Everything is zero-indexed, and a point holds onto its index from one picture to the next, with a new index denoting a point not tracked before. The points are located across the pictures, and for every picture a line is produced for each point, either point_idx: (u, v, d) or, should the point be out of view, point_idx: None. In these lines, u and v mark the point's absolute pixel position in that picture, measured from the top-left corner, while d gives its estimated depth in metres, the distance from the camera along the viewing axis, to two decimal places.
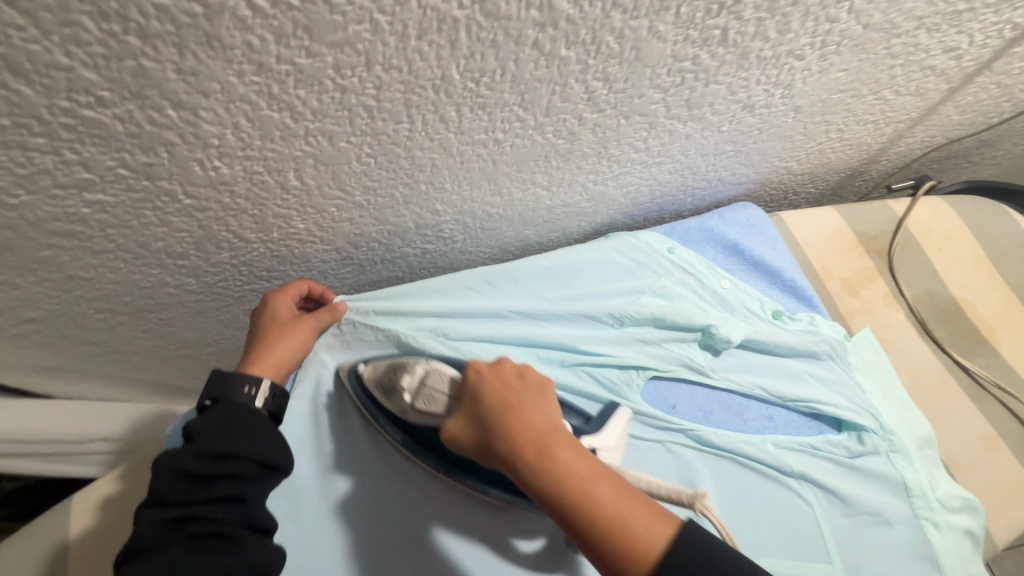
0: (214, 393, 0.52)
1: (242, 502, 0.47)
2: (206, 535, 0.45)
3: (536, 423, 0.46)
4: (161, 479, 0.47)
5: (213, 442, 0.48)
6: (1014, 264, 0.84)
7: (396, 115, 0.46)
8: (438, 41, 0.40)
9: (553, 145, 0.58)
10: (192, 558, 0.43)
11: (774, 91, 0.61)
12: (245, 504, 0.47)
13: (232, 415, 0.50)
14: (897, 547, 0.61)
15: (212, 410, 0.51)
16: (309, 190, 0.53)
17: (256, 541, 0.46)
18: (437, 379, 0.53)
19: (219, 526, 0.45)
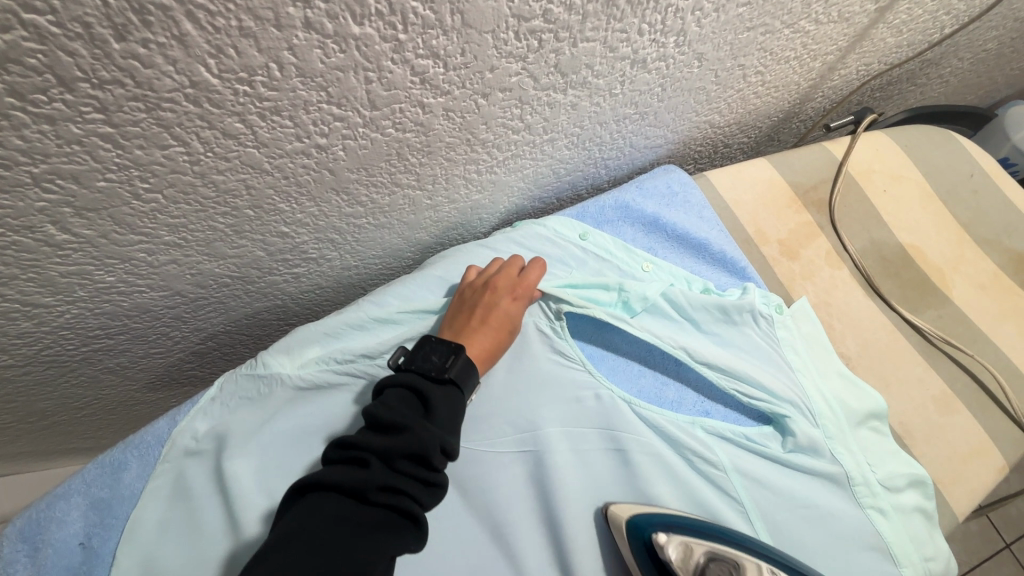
0: (412, 357, 0.51)
1: (404, 463, 0.43)
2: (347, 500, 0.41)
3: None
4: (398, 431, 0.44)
5: (405, 415, 0.46)
6: (964, 198, 0.77)
7: (155, 139, 0.35)
8: (158, 39, 0.29)
9: (402, 140, 0.47)
10: (350, 518, 0.40)
11: (665, 40, 0.50)
12: (403, 464, 0.43)
13: (441, 368, 0.50)
14: (846, 542, 0.54)
15: (399, 380, 0.49)
16: (89, 240, 0.42)
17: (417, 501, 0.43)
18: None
19: (379, 485, 0.42)
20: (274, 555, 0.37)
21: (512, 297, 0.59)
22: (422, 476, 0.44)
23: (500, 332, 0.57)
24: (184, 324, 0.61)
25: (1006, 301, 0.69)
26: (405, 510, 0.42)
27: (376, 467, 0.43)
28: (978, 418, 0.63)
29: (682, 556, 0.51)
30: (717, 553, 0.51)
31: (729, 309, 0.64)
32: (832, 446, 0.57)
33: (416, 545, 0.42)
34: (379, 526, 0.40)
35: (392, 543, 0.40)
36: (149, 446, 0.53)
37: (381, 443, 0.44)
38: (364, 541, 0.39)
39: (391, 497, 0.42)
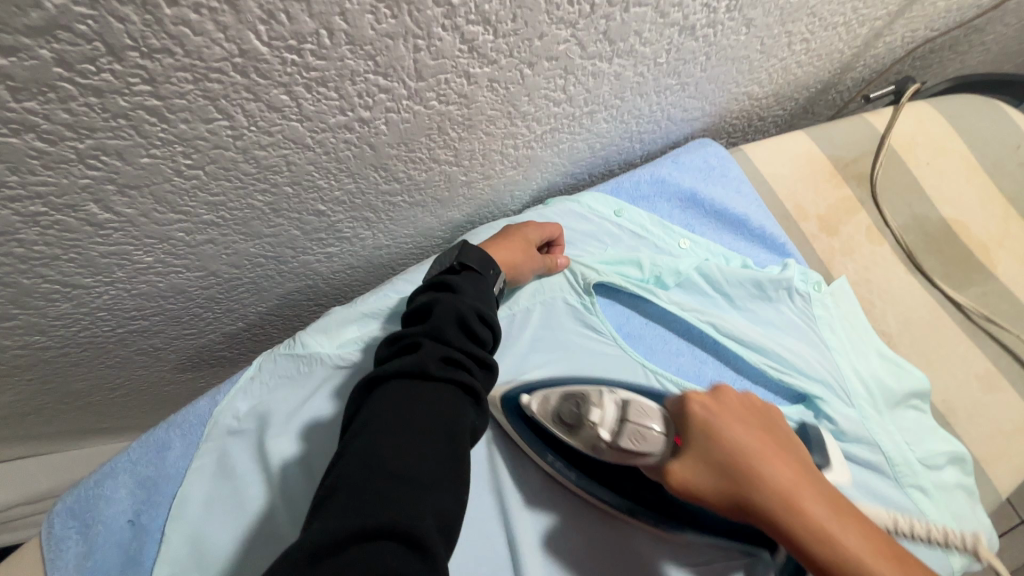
0: (431, 273, 0.53)
1: (454, 334, 0.44)
2: (408, 376, 0.40)
3: (772, 477, 0.40)
4: (443, 311, 0.46)
5: (439, 301, 0.47)
6: (1009, 171, 0.74)
7: (200, 112, 0.34)
8: (210, 3, 0.28)
9: (445, 113, 0.45)
10: (416, 388, 0.40)
11: (716, 5, 0.48)
12: (455, 335, 0.44)
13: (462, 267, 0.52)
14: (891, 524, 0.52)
15: (425, 287, 0.51)
16: (130, 219, 0.41)
17: (475, 372, 0.44)
18: (640, 414, 0.44)
19: (437, 353, 0.42)
20: (354, 440, 0.37)
21: (531, 222, 0.61)
22: (473, 352, 0.44)
23: (523, 245, 0.58)
24: (217, 304, 0.61)
25: None
26: (466, 385, 0.42)
27: (429, 343, 0.43)
28: (1022, 397, 0.62)
29: (540, 411, 0.48)
30: (568, 391, 0.48)
31: (769, 288, 0.63)
32: (870, 428, 0.56)
33: (481, 420, 0.42)
34: (448, 395, 0.40)
35: (462, 411, 0.40)
36: (192, 425, 0.53)
37: (427, 325, 0.44)
38: (436, 412, 0.39)
39: (451, 368, 0.42)
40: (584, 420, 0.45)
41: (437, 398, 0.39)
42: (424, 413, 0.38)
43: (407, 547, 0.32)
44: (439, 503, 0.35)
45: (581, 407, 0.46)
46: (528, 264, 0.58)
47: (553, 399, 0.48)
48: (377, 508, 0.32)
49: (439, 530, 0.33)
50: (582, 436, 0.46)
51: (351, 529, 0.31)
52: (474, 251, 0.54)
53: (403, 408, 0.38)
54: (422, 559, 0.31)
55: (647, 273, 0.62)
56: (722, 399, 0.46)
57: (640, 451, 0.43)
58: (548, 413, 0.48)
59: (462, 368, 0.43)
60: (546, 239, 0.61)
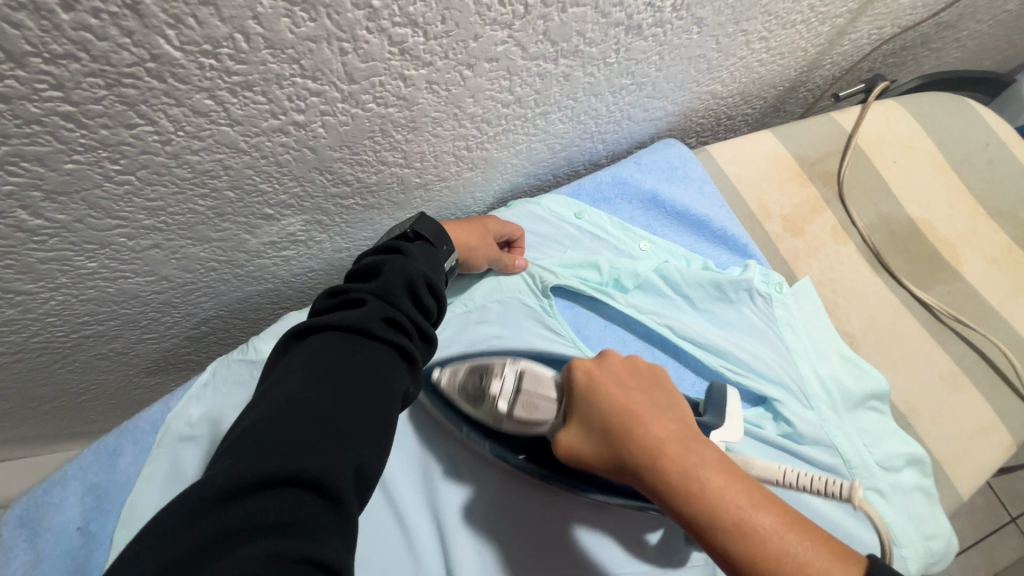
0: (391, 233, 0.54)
1: (400, 300, 0.46)
2: (348, 334, 0.43)
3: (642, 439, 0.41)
4: (394, 276, 0.47)
5: (391, 264, 0.48)
6: (977, 168, 0.73)
7: (120, 118, 0.34)
8: (111, 9, 0.28)
9: (386, 116, 0.45)
10: (354, 348, 0.42)
11: (661, 4, 0.48)
12: (400, 302, 0.46)
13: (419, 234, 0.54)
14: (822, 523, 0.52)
15: (380, 245, 0.52)
16: (64, 225, 0.41)
17: (416, 340, 0.46)
18: (534, 382, 0.48)
19: (381, 317, 0.44)
20: (286, 387, 0.39)
21: (496, 217, 0.62)
22: (415, 320, 0.46)
23: (479, 233, 0.59)
24: (175, 309, 0.60)
25: (1018, 275, 0.67)
26: (403, 349, 0.44)
27: (375, 304, 0.45)
28: (986, 397, 0.61)
29: (448, 380, 0.50)
30: (474, 364, 0.50)
31: (729, 290, 0.62)
32: (827, 430, 0.56)
33: (413, 385, 0.45)
34: (384, 357, 0.42)
35: (394, 375, 0.42)
36: (144, 432, 0.53)
37: (377, 286, 0.46)
38: (370, 374, 0.41)
39: (392, 332, 0.44)
40: (487, 390, 0.48)
41: (373, 358, 0.42)
42: (358, 373, 0.41)
43: (321, 498, 0.34)
44: (361, 457, 0.37)
45: (484, 377, 0.49)
46: (483, 252, 0.58)
47: (458, 373, 0.50)
48: (300, 459, 0.35)
49: (354, 484, 0.36)
50: (484, 407, 0.48)
51: (269, 475, 0.34)
52: (432, 223, 0.55)
53: (338, 365, 0.40)
54: (334, 511, 0.35)
55: (606, 275, 0.62)
56: (606, 363, 0.47)
57: (538, 420, 0.47)
58: (455, 387, 0.50)
59: (402, 332, 0.45)
60: (506, 237, 0.62)
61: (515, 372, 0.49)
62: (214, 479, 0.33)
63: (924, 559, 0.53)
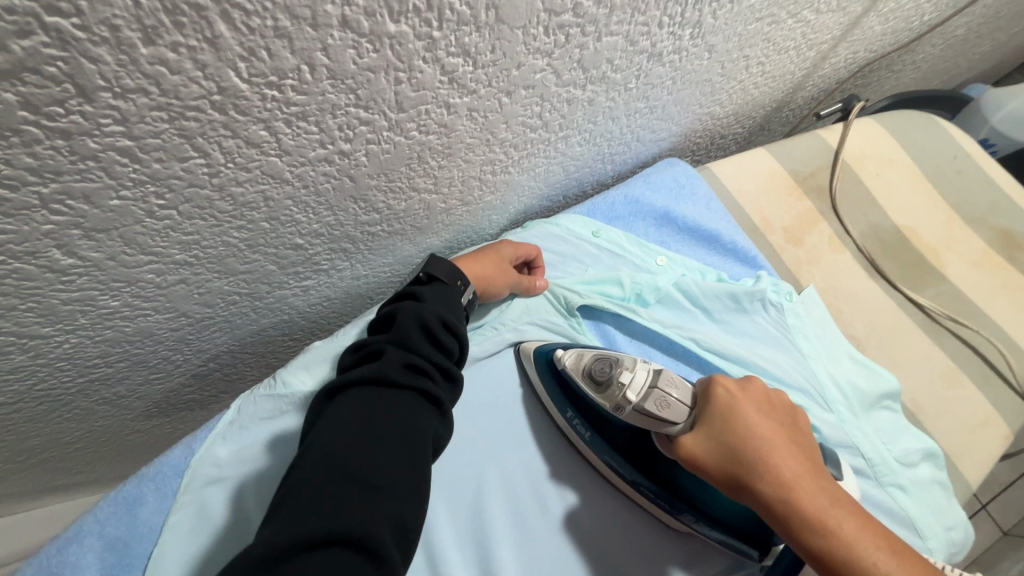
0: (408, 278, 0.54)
1: (417, 345, 0.46)
2: (371, 389, 0.43)
3: (785, 468, 0.42)
4: (408, 321, 0.47)
5: (404, 309, 0.48)
6: (950, 180, 0.79)
7: (175, 151, 0.33)
8: (188, 42, 0.27)
9: (425, 143, 0.45)
10: (379, 401, 0.42)
11: (681, 33, 0.50)
12: (417, 347, 0.45)
13: (431, 275, 0.53)
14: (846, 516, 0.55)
15: (397, 291, 0.52)
16: (96, 264, 0.38)
17: (440, 382, 0.46)
18: (669, 382, 0.47)
19: (399, 366, 0.44)
20: (315, 444, 0.39)
21: (508, 240, 0.61)
22: (436, 361, 0.46)
23: (495, 262, 0.58)
24: (188, 346, 0.58)
25: (998, 277, 0.73)
26: (428, 394, 0.44)
27: (392, 352, 0.44)
28: (983, 391, 0.65)
29: (573, 361, 0.52)
30: (604, 354, 0.52)
31: (745, 303, 0.64)
32: (848, 431, 0.58)
33: (443, 427, 0.44)
34: (408, 405, 0.42)
35: (421, 421, 0.42)
36: (167, 476, 0.50)
37: (392, 333, 0.46)
38: (395, 422, 0.41)
39: (414, 377, 0.44)
40: (616, 379, 0.49)
41: (398, 409, 0.42)
42: (384, 425, 0.40)
43: (361, 555, 0.34)
44: (396, 509, 0.37)
45: (615, 367, 0.50)
46: (500, 280, 0.58)
47: (587, 358, 0.52)
48: (334, 517, 0.35)
49: (393, 539, 0.36)
50: (609, 394, 0.49)
51: (304, 537, 0.33)
52: (442, 262, 0.54)
53: (364, 421, 0.40)
54: (376, 568, 0.34)
55: (628, 292, 0.63)
56: (749, 389, 0.47)
57: (662, 418, 0.46)
58: (581, 368, 0.52)
59: (424, 377, 0.45)
60: (521, 258, 0.62)
61: (649, 369, 0.49)
62: (254, 545, 0.33)
63: (947, 549, 0.56)
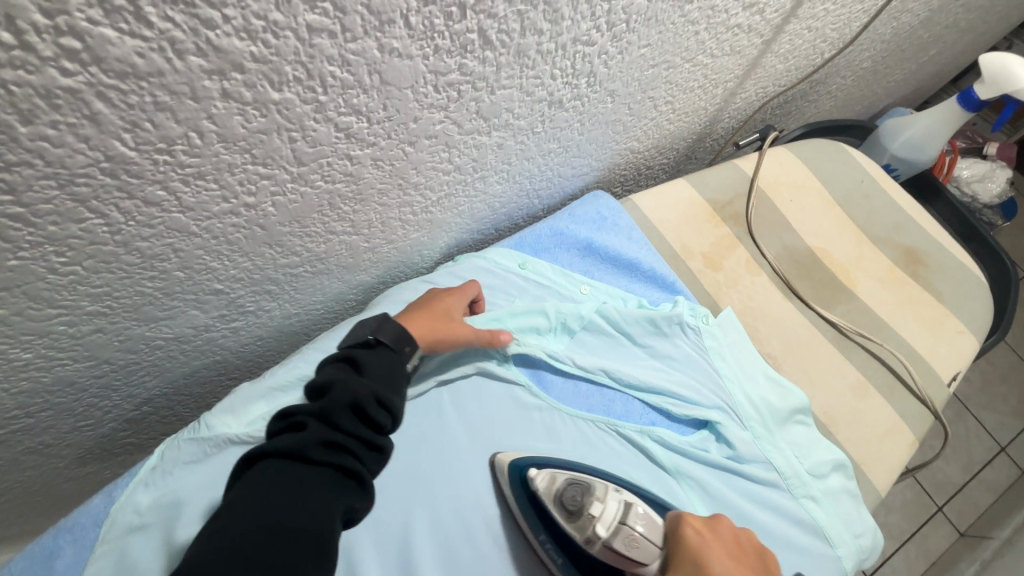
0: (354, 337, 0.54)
1: (342, 421, 0.46)
2: (289, 463, 0.44)
3: None
4: (340, 397, 0.47)
5: (338, 379, 0.49)
6: (857, 202, 0.85)
7: (70, 214, 0.35)
8: (67, 120, 0.29)
9: (333, 191, 0.48)
10: (295, 477, 0.43)
11: (577, 82, 0.54)
12: (342, 423, 0.46)
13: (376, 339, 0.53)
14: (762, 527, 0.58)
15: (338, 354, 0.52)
16: (2, 319, 0.40)
17: (365, 458, 0.47)
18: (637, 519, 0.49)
19: (320, 443, 0.45)
20: (224, 518, 0.41)
21: (451, 291, 0.61)
22: (361, 437, 0.47)
23: (441, 317, 0.58)
24: (115, 392, 0.58)
25: (901, 293, 0.78)
26: (346, 471, 0.45)
27: (315, 427, 0.46)
28: (890, 402, 0.70)
29: (547, 484, 0.53)
30: (578, 479, 0.53)
31: (664, 328, 0.68)
32: (761, 447, 0.62)
33: (363, 500, 0.46)
34: (323, 482, 0.44)
35: (336, 497, 0.43)
36: (85, 529, 0.50)
37: (316, 406, 0.47)
38: (308, 497, 0.42)
39: (333, 455, 0.45)
40: (586, 510, 0.51)
41: (314, 487, 0.43)
42: (297, 496, 0.42)
43: None
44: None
45: (587, 496, 0.52)
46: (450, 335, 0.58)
47: (559, 482, 0.53)
48: None
49: None
50: (579, 525, 0.51)
51: None
52: (389, 325, 0.54)
53: (276, 494, 0.42)
54: None
55: (552, 320, 0.66)
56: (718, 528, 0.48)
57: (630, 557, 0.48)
58: (553, 495, 0.52)
59: (345, 453, 0.46)
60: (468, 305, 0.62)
61: (620, 501, 0.51)
62: None
63: (857, 556, 0.60)
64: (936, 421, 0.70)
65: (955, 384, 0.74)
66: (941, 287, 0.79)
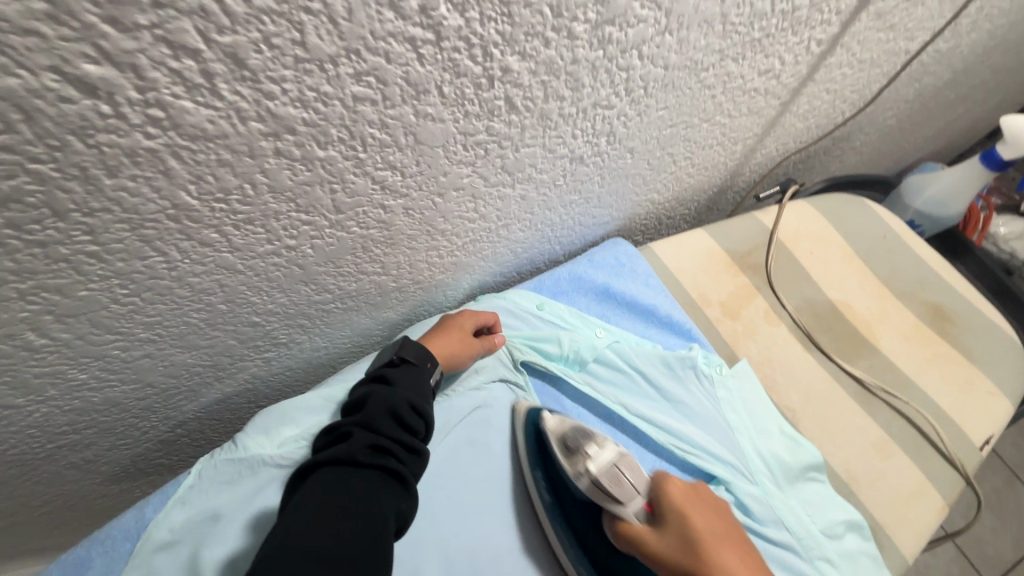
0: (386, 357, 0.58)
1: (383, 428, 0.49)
2: (339, 469, 0.46)
3: (700, 533, 0.51)
4: (377, 407, 0.50)
5: (372, 394, 0.52)
6: (879, 257, 0.85)
7: (136, 252, 0.39)
8: (144, 174, 0.34)
9: (366, 236, 0.52)
10: (348, 478, 0.45)
11: (597, 141, 0.58)
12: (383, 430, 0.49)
13: (405, 354, 0.57)
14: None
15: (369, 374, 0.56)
16: (65, 342, 0.44)
17: (409, 460, 0.49)
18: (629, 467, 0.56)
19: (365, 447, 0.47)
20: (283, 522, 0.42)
21: (464, 311, 0.65)
22: (402, 440, 0.49)
23: (457, 338, 0.62)
24: (154, 413, 0.62)
25: (927, 350, 0.77)
26: (393, 472, 0.47)
27: (357, 435, 0.48)
28: (917, 463, 0.67)
29: (556, 424, 0.59)
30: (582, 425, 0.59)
31: (678, 377, 0.68)
32: (773, 504, 0.61)
33: (410, 502, 0.48)
34: (374, 483, 0.45)
35: (387, 496, 0.45)
36: (116, 541, 0.53)
37: (357, 417, 0.50)
38: (362, 497, 0.44)
39: (378, 458, 0.47)
40: (584, 450, 0.56)
41: (368, 485, 0.45)
42: (353, 494, 0.44)
43: None
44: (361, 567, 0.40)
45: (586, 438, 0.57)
46: (466, 353, 0.62)
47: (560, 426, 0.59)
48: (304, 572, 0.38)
49: None
50: (575, 460, 0.56)
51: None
52: (413, 344, 0.58)
53: (335, 493, 0.43)
54: None
55: (567, 362, 0.67)
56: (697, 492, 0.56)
57: (613, 493, 0.54)
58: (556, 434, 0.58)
59: (390, 456, 0.48)
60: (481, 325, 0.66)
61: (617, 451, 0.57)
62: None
63: None
64: (967, 486, 0.68)
65: (987, 448, 0.71)
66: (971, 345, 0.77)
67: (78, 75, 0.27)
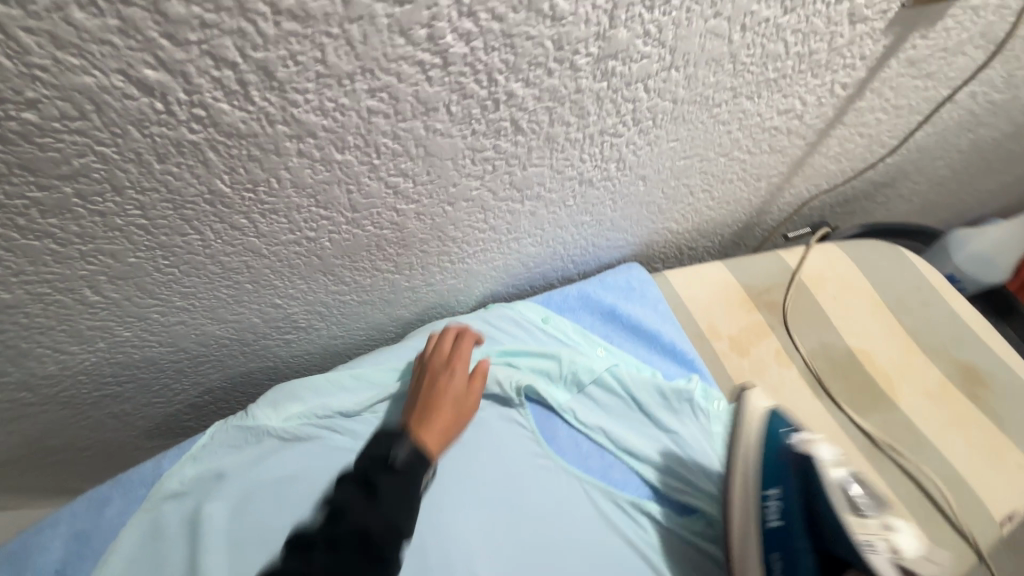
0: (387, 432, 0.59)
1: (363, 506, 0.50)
2: (314, 544, 0.48)
3: None
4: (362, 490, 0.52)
5: (362, 470, 0.54)
6: (909, 308, 0.82)
7: (177, 229, 0.46)
8: (187, 162, 0.40)
9: (380, 235, 0.57)
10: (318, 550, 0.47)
11: (606, 166, 0.60)
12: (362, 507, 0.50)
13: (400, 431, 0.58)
14: None
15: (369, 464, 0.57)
16: (114, 301, 0.51)
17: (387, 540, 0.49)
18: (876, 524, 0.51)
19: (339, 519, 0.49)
20: None
21: (454, 363, 0.65)
22: (379, 518, 0.50)
23: (452, 399, 0.62)
24: (185, 377, 0.69)
25: (954, 412, 0.72)
26: (365, 552, 0.48)
27: (338, 513, 0.50)
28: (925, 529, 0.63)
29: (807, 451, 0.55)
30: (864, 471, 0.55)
31: (674, 406, 0.68)
32: None
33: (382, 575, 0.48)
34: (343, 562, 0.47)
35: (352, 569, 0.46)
36: (134, 485, 0.59)
37: (341, 495, 0.52)
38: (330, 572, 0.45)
39: (353, 534, 0.48)
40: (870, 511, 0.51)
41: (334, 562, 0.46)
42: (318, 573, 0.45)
43: None
44: None
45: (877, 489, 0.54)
46: (465, 418, 0.63)
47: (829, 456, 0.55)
48: None
49: None
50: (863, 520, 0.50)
51: None
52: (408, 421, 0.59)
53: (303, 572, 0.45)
54: None
55: (564, 378, 0.68)
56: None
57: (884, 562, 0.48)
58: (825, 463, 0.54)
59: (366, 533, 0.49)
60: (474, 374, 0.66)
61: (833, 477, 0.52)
62: None
63: None
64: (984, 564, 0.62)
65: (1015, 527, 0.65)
66: (1002, 414, 0.71)
67: (138, 78, 0.33)
